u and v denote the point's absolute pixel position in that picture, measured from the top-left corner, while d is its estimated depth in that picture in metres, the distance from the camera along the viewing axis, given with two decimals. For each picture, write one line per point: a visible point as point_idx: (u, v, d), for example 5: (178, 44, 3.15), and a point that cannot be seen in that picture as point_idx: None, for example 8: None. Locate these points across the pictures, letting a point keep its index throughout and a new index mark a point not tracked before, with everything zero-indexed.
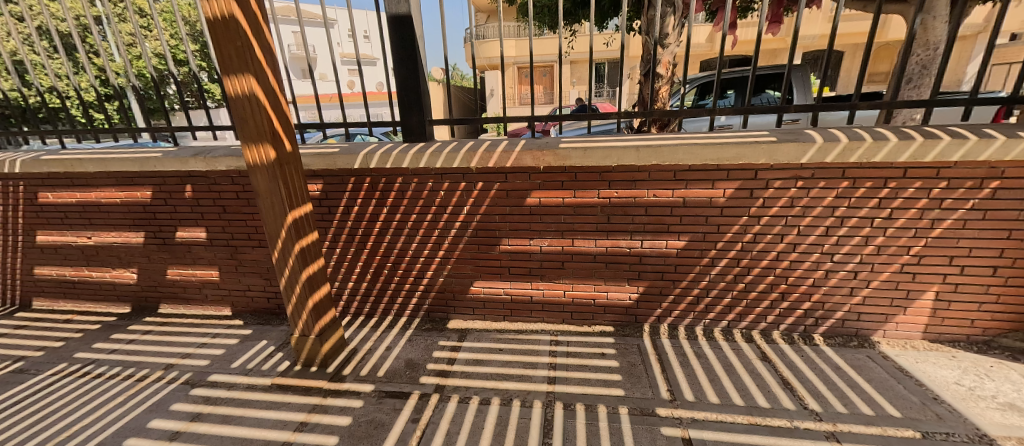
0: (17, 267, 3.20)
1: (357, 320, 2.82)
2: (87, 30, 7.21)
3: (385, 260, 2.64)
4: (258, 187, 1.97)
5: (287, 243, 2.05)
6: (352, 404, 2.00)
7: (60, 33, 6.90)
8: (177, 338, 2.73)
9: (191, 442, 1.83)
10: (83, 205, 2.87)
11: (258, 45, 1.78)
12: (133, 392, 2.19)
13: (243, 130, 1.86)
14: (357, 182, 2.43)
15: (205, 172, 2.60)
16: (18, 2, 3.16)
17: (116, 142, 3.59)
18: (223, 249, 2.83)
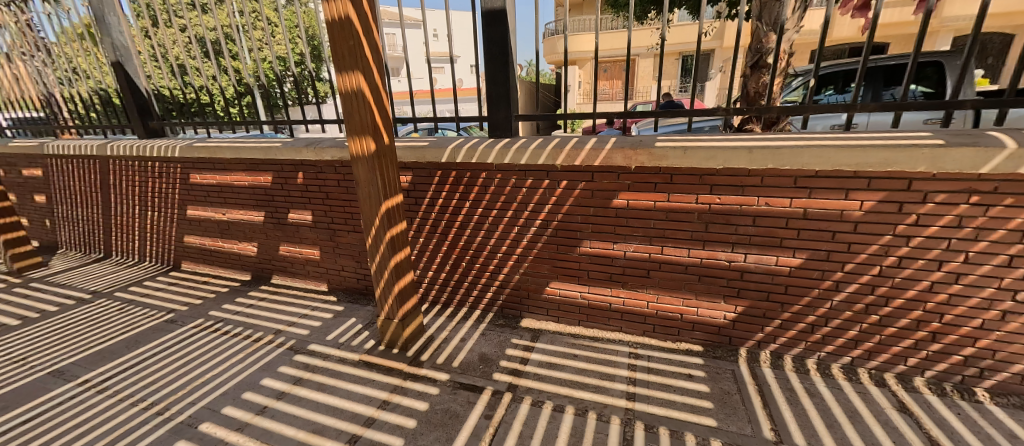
0: (173, 234, 3.90)
1: (434, 308, 2.93)
2: (229, 38, 8.56)
3: (465, 253, 2.69)
4: (359, 177, 2.11)
5: (380, 231, 2.18)
6: (429, 391, 2.07)
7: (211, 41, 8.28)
8: (284, 307, 3.09)
9: (293, 404, 2.05)
10: (220, 186, 3.38)
11: (367, 43, 1.89)
12: (250, 351, 2.53)
13: (350, 123, 2.00)
14: (443, 176, 2.50)
15: (314, 162, 2.89)
16: (182, 15, 3.79)
17: (246, 133, 4.17)
18: (324, 231, 3.13)
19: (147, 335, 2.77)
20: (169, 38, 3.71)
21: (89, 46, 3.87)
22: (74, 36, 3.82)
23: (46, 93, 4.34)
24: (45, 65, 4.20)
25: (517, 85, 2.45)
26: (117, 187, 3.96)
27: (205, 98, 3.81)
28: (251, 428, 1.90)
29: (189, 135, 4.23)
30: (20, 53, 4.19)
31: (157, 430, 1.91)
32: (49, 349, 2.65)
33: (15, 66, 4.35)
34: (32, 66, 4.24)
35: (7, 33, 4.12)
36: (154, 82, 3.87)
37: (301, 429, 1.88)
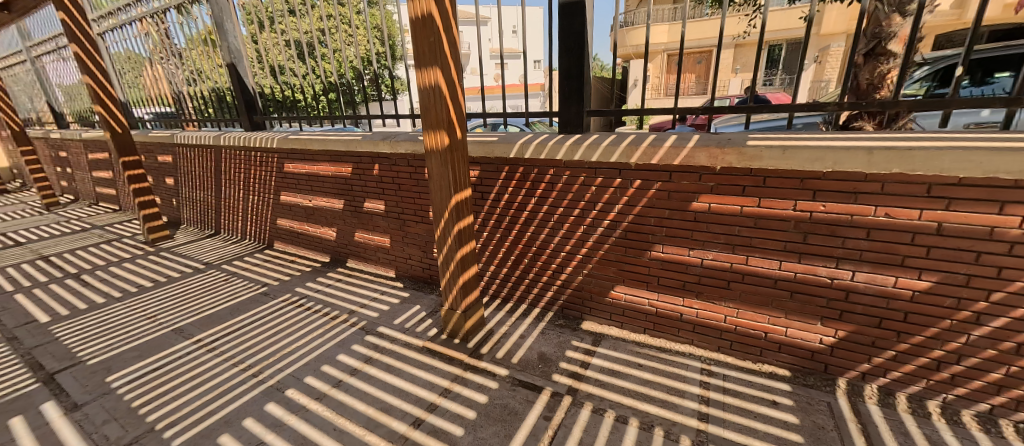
0: (268, 217, 4.38)
1: (494, 302, 2.96)
2: None
3: (527, 250, 2.68)
4: (432, 171, 2.18)
5: (449, 224, 2.23)
6: (489, 384, 2.10)
7: None
8: (357, 289, 3.32)
9: (364, 381, 2.19)
10: (308, 175, 3.71)
11: (446, 40, 1.94)
12: (328, 327, 2.76)
13: (426, 118, 2.07)
14: (510, 171, 2.49)
15: (389, 154, 3.06)
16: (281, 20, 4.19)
17: (330, 127, 4.53)
18: (395, 221, 3.30)
19: (246, 304, 3.15)
20: (270, 40, 4.13)
21: (210, 49, 4.46)
22: (199, 42, 4.42)
23: (178, 92, 5.10)
24: (177, 67, 4.92)
25: (591, 80, 2.36)
26: (226, 173, 4.54)
27: (297, 95, 4.19)
28: (328, 399, 2.07)
29: (284, 128, 4.72)
30: (159, 57, 4.95)
31: (253, 391, 2.16)
32: (173, 310, 3.13)
33: (156, 68, 5.15)
34: (168, 68, 5.01)
35: (150, 41, 4.89)
36: (258, 81, 4.35)
37: (371, 406, 2.01)
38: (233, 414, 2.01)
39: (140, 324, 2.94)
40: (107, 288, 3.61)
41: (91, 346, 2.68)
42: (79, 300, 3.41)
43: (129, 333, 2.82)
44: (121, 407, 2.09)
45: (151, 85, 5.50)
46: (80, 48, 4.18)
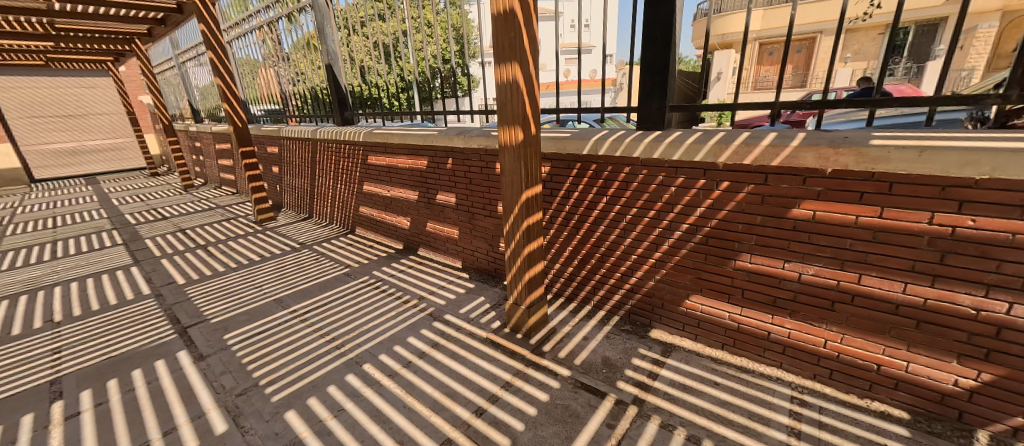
0: (352, 204, 4.80)
1: (558, 300, 2.93)
2: None
3: (595, 250, 2.60)
4: (505, 166, 2.21)
5: (518, 219, 2.25)
6: (550, 383, 2.08)
7: None
8: (427, 277, 3.50)
9: (431, 365, 2.31)
10: (388, 167, 3.99)
11: (527, 35, 1.94)
12: (401, 310, 2.94)
13: (503, 114, 2.10)
14: (582, 169, 2.43)
15: (463, 149, 3.16)
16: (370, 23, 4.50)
17: (409, 123, 4.81)
18: (464, 213, 3.41)
19: (332, 283, 3.50)
20: (360, 43, 4.44)
21: (312, 53, 4.98)
22: (303, 46, 4.95)
23: (285, 91, 5.80)
24: (285, 69, 5.58)
25: (676, 73, 2.20)
26: (320, 164, 5.06)
27: (382, 93, 4.52)
28: (399, 377, 2.21)
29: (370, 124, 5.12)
30: (272, 61, 5.65)
31: (335, 361, 2.39)
32: (274, 282, 3.58)
33: (268, 70, 5.89)
34: (278, 70, 5.70)
35: (265, 46, 5.60)
36: (349, 80, 4.75)
37: (437, 389, 2.11)
38: (319, 380, 2.24)
39: (249, 292, 3.40)
40: (226, 260, 4.24)
41: (213, 307, 3.17)
42: (206, 267, 4.05)
43: (241, 299, 3.28)
44: (234, 362, 2.44)
45: (264, 85, 6.31)
46: (214, 55, 4.93)
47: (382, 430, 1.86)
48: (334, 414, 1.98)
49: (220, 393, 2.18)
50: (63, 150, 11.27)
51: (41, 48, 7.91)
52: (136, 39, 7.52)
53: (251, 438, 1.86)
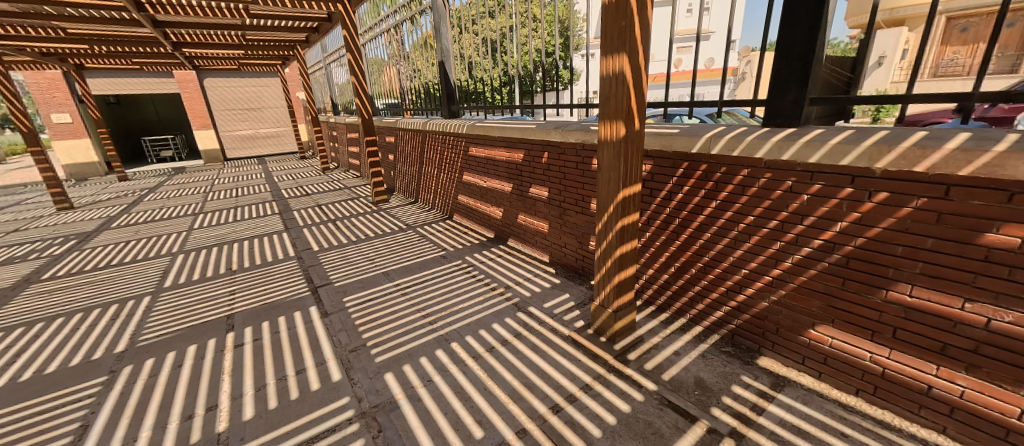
0: (452, 193, 5.15)
1: (648, 308, 2.74)
2: None
3: (696, 259, 2.36)
4: (603, 163, 2.13)
5: (611, 219, 2.15)
6: (633, 394, 1.97)
7: None
8: (515, 268, 3.59)
9: (512, 353, 2.37)
10: (486, 159, 4.17)
11: (640, 23, 1.81)
12: (488, 297, 3.08)
13: (606, 108, 2.01)
14: (689, 168, 2.21)
15: (559, 143, 3.13)
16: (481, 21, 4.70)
17: (508, 116, 4.94)
18: (556, 208, 3.40)
19: (430, 263, 3.81)
20: (470, 40, 4.67)
21: (428, 51, 5.42)
22: (421, 46, 5.42)
23: (404, 87, 6.44)
24: (405, 67, 6.19)
25: (822, 58, 1.85)
26: (428, 153, 5.53)
27: (486, 87, 4.71)
28: (482, 360, 2.32)
29: (473, 117, 5.40)
30: (395, 60, 6.31)
31: (428, 336, 2.61)
32: (383, 257, 4.05)
33: (392, 68, 6.60)
34: (399, 68, 6.35)
35: (391, 47, 6.28)
36: (458, 76, 5.05)
37: (516, 378, 2.16)
38: (414, 350, 2.47)
39: (364, 264, 3.91)
40: (349, 234, 4.93)
41: (337, 273, 3.72)
42: (334, 239, 4.77)
43: (357, 269, 3.79)
44: (349, 323, 2.84)
45: (387, 82, 7.10)
46: (352, 56, 5.69)
47: (464, 407, 1.98)
48: (424, 383, 2.17)
49: (337, 347, 2.56)
50: (245, 135, 14.32)
51: (236, 55, 10.09)
52: (297, 46, 9.11)
53: (357, 390, 2.14)
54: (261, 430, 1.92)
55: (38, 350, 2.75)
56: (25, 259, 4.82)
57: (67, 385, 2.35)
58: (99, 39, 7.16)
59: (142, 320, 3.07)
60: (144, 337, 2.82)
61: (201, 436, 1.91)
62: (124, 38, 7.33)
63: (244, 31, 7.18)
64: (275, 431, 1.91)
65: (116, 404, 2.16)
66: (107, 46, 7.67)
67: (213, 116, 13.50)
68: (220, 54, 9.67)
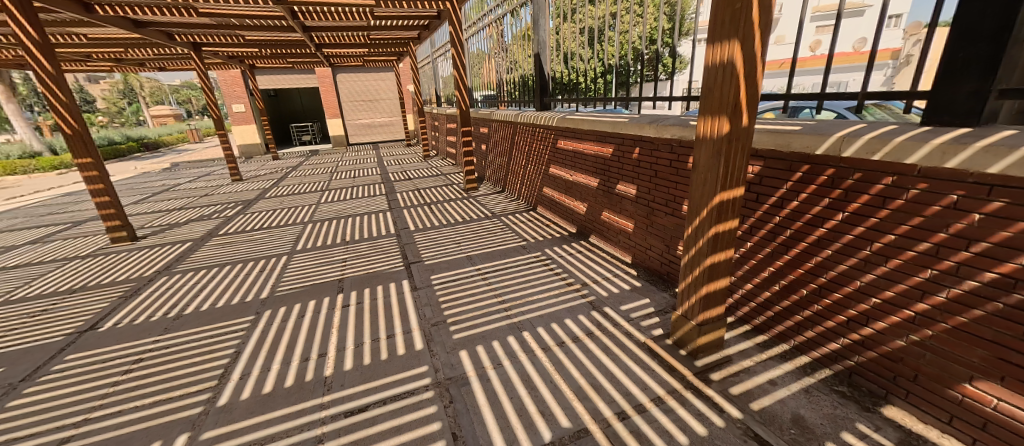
0: (538, 184, 5.20)
1: (741, 327, 2.45)
2: None
3: (810, 278, 2.03)
4: (700, 161, 1.93)
5: (704, 223, 1.95)
6: (711, 417, 1.80)
7: None
8: (594, 265, 3.51)
9: (582, 351, 2.34)
10: (574, 152, 4.12)
11: (760, 3, 1.58)
12: (564, 292, 3.07)
13: (710, 101, 1.82)
14: (809, 172, 1.90)
15: (653, 138, 2.94)
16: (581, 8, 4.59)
17: (602, 108, 4.76)
18: (643, 207, 3.21)
19: (510, 252, 3.94)
20: (569, 30, 4.58)
21: (527, 43, 5.49)
22: (520, 38, 5.51)
23: (502, 79, 6.65)
24: (504, 60, 6.37)
25: None
26: (518, 145, 5.66)
27: (581, 78, 4.61)
28: (552, 353, 2.34)
29: (565, 109, 5.34)
30: (495, 53, 6.53)
31: (502, 321, 2.72)
32: (468, 242, 4.30)
33: (491, 61, 6.83)
34: (499, 61, 6.56)
35: (492, 40, 6.51)
36: (554, 67, 5.02)
37: (584, 377, 2.13)
38: (488, 333, 2.60)
39: (451, 247, 4.19)
40: (441, 217, 5.33)
41: (427, 253, 4.06)
42: (428, 221, 5.20)
43: (445, 251, 4.10)
44: (433, 299, 3.10)
45: (486, 74, 7.39)
46: (456, 51, 6.06)
47: (529, 395, 2.02)
48: (494, 366, 2.27)
49: (422, 319, 2.82)
50: (364, 124, 16.30)
51: (362, 52, 11.47)
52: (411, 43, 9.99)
53: (435, 361, 2.34)
54: (356, 381, 2.22)
55: (212, 289, 3.56)
56: (209, 218, 6.23)
57: (227, 319, 3.01)
58: (265, 43, 8.79)
59: (279, 275, 3.75)
60: (279, 289, 3.45)
61: (312, 377, 2.29)
62: (282, 42, 8.87)
63: (369, 31, 8.11)
64: (366, 383, 2.19)
65: (257, 339, 2.70)
66: (271, 48, 9.36)
67: (341, 106, 15.63)
68: (350, 52, 11.10)
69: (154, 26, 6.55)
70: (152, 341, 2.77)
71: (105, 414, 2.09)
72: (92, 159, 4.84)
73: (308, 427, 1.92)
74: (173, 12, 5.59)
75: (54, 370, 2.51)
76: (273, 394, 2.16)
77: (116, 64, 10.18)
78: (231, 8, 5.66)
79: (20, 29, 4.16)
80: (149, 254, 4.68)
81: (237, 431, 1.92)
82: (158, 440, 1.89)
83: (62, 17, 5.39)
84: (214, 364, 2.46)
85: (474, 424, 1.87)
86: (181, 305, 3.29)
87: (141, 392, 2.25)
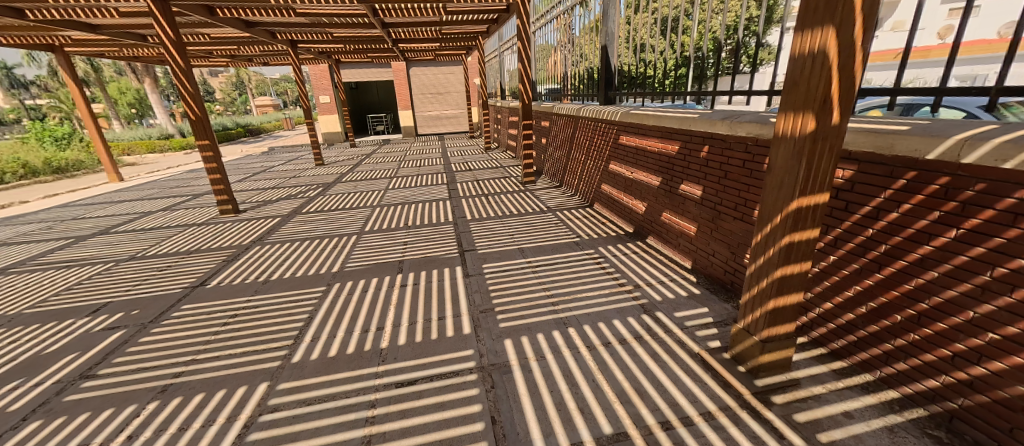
0: (596, 180, 5.08)
1: (815, 350, 2.19)
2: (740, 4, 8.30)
3: (906, 303, 1.75)
4: (778, 162, 1.75)
5: (776, 231, 1.77)
6: (767, 442, 1.66)
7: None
8: (650, 267, 3.36)
9: (629, 355, 2.27)
10: (636, 149, 3.96)
11: None
12: (614, 292, 2.98)
13: (794, 95, 1.63)
14: (916, 179, 1.63)
15: (725, 136, 2.72)
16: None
17: (671, 103, 4.50)
18: (709, 210, 3.00)
19: (563, 247, 3.91)
20: (640, 21, 4.37)
21: (595, 35, 5.33)
22: (589, 29, 5.37)
23: (567, 72, 6.56)
24: (571, 53, 6.27)
25: None
26: (578, 140, 5.56)
27: (651, 71, 4.38)
28: (597, 353, 2.30)
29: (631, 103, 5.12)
30: (562, 45, 6.44)
31: (549, 315, 2.72)
32: (521, 235, 4.35)
33: (558, 54, 6.77)
34: (565, 53, 6.46)
35: (560, 33, 6.44)
36: (622, 59, 4.84)
37: (628, 380, 2.07)
38: (533, 325, 2.62)
39: (505, 238, 4.27)
40: (497, 209, 5.44)
41: (481, 242, 4.18)
42: (484, 211, 5.34)
43: (498, 241, 4.19)
44: (483, 287, 3.19)
45: (552, 67, 7.34)
46: (522, 44, 6.08)
47: (570, 391, 2.02)
48: (537, 357, 2.29)
49: (471, 305, 2.92)
50: (432, 116, 17.07)
51: (434, 47, 11.99)
52: (480, 37, 10.22)
53: (481, 347, 2.42)
54: (408, 356, 2.38)
55: (293, 260, 4.01)
56: (295, 198, 6.98)
57: (304, 288, 3.37)
58: (350, 39, 9.55)
59: (349, 252, 4.11)
60: (348, 265, 3.78)
61: (370, 347, 2.49)
62: (364, 38, 9.58)
63: (442, 26, 8.45)
64: (416, 359, 2.34)
65: (326, 309, 2.99)
66: (355, 44, 10.15)
67: (413, 99, 16.51)
68: (423, 47, 11.66)
69: (261, 25, 7.44)
70: (245, 301, 3.20)
71: (207, 358, 2.47)
72: (209, 142, 5.68)
73: (364, 391, 2.10)
74: (276, 13, 6.30)
75: (172, 317, 3.02)
76: (337, 359, 2.40)
77: (231, 60, 11.74)
78: (323, 8, 6.24)
79: (162, 30, 4.94)
80: (247, 226, 5.39)
81: (306, 386, 2.17)
82: (245, 385, 2.20)
83: (193, 19, 6.33)
84: (291, 327, 2.77)
85: (513, 412, 1.91)
86: (268, 272, 3.76)
87: (234, 343, 2.62)
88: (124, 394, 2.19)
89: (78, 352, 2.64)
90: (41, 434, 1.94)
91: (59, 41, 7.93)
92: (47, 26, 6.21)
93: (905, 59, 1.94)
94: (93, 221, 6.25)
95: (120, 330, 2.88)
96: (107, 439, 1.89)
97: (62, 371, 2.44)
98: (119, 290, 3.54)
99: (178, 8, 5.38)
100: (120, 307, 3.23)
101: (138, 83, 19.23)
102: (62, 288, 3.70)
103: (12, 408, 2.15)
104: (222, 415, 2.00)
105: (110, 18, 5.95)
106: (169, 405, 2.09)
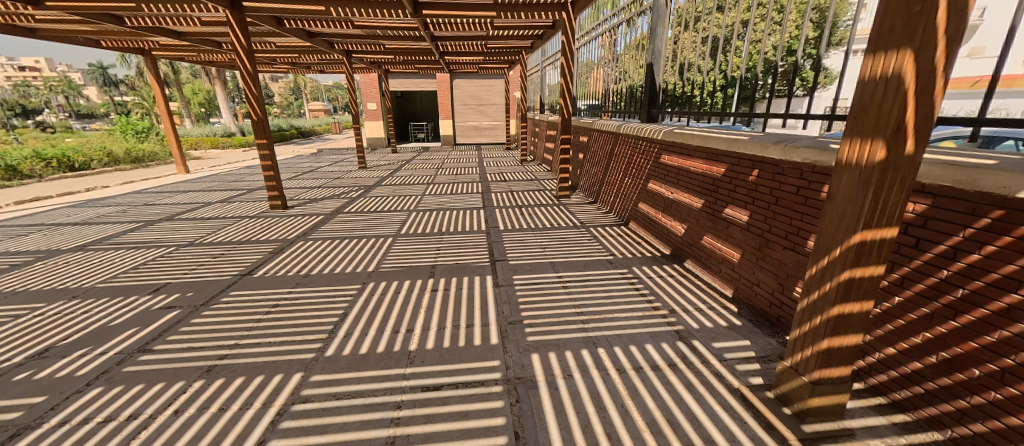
0: (633, 199, 4.98)
1: (873, 398, 1.99)
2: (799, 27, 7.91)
3: (987, 357, 1.56)
4: (840, 190, 1.63)
5: (834, 264, 1.65)
6: None
7: (801, 26, 7.74)
8: (687, 292, 3.22)
9: (662, 382, 2.17)
10: (678, 170, 3.86)
11: (949, 5, 1.27)
12: (648, 315, 2.87)
13: (861, 120, 1.52)
14: (1004, 219, 1.47)
15: (779, 161, 2.58)
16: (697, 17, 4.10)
17: (717, 125, 4.30)
18: (755, 237, 2.85)
19: (596, 265, 3.83)
20: (687, 39, 4.21)
21: (639, 52, 5.26)
22: (633, 47, 5.32)
23: (608, 89, 6.52)
24: (614, 70, 6.23)
25: None
26: (617, 157, 5.49)
27: (694, 91, 4.19)
28: (627, 376, 2.23)
29: (674, 122, 4.95)
30: (606, 62, 6.44)
31: (577, 333, 2.66)
32: (554, 248, 4.31)
33: (601, 71, 6.73)
34: (607, 70, 6.43)
35: (604, 50, 6.44)
36: (666, 78, 4.69)
37: (659, 409, 1.97)
38: (562, 342, 2.57)
39: (536, 251, 4.25)
40: (529, 220, 5.45)
41: (512, 253, 4.18)
42: (517, 223, 5.36)
43: (531, 253, 4.18)
44: (513, 298, 3.18)
45: (593, 83, 7.33)
46: (566, 59, 6.09)
47: (597, 415, 1.94)
48: (564, 376, 2.23)
49: (500, 316, 2.92)
50: (471, 126, 17.48)
51: (479, 60, 12.32)
52: (523, 51, 10.44)
53: (507, 359, 2.39)
54: (436, 361, 2.39)
55: (333, 257, 4.18)
56: (339, 198, 7.31)
57: (341, 285, 3.50)
58: (401, 51, 10.01)
59: (385, 254, 4.25)
60: (384, 266, 3.89)
61: (399, 348, 2.53)
62: (414, 50, 10.04)
63: (489, 40, 8.67)
64: (444, 365, 2.34)
65: (361, 306, 3.09)
66: (404, 55, 10.63)
67: (454, 109, 17.04)
68: (469, 60, 12.06)
69: (322, 35, 7.96)
70: (287, 293, 3.36)
71: (249, 344, 2.61)
72: (267, 141, 6.12)
73: (390, 392, 2.13)
74: (336, 25, 6.74)
75: (221, 302, 3.22)
76: (368, 356, 2.45)
77: (292, 67, 12.64)
78: (380, 20, 6.61)
79: (236, 39, 5.36)
80: (293, 221, 5.71)
81: (336, 380, 2.23)
82: (281, 374, 2.29)
83: (263, 29, 6.89)
84: (326, 321, 2.88)
85: (538, 428, 1.87)
86: (309, 267, 3.93)
87: (274, 332, 2.76)
88: (174, 370, 2.35)
89: (139, 326, 2.87)
90: (100, 400, 2.11)
91: (148, 45, 8.87)
92: (141, 32, 6.96)
93: (994, 86, 1.76)
94: (161, 207, 6.82)
95: (175, 310, 3.11)
96: (156, 412, 2.02)
97: (124, 343, 2.66)
98: (179, 273, 3.84)
99: (251, 18, 5.88)
100: (177, 289, 3.48)
101: (210, 85, 21.06)
102: (131, 266, 4.08)
103: (79, 373, 2.35)
104: (258, 400, 2.08)
105: (192, 26, 6.59)
106: (212, 385, 2.21)
